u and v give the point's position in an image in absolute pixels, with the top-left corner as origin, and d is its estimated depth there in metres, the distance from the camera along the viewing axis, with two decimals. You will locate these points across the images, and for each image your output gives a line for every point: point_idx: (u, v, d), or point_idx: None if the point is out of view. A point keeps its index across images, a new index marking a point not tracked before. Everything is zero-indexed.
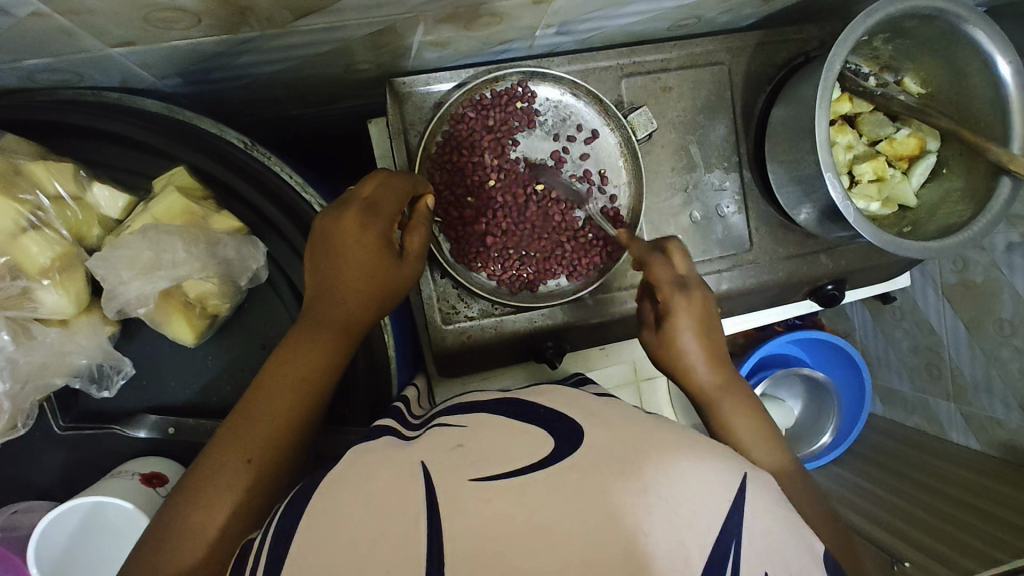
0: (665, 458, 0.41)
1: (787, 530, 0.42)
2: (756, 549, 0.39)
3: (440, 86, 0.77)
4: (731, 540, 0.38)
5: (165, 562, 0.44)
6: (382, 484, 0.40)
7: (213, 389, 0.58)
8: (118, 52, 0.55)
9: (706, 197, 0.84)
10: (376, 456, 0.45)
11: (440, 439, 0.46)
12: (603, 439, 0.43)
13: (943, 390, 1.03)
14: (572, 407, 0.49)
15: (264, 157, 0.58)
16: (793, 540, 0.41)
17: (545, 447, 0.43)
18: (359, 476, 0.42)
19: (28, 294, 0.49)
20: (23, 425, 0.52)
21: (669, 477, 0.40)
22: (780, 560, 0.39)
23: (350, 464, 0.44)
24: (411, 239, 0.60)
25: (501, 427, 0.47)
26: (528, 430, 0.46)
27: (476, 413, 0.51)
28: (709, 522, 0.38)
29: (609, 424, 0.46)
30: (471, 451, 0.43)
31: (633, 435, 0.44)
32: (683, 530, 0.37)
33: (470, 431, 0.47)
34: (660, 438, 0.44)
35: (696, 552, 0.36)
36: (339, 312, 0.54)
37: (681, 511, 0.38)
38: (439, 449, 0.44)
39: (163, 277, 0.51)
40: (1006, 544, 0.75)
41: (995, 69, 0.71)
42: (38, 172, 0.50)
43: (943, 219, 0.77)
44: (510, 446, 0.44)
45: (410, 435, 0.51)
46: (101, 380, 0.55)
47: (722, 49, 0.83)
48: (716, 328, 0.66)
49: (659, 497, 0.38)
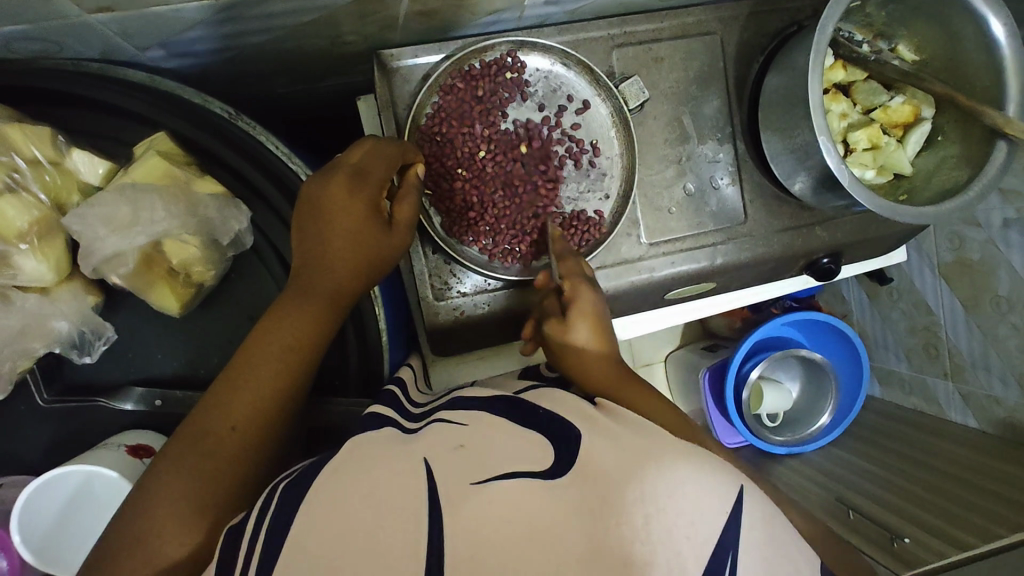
0: (664, 467, 0.40)
1: (789, 536, 0.41)
2: (753, 559, 0.38)
3: (427, 58, 0.75)
4: (727, 552, 0.38)
5: (152, 528, 0.43)
6: (384, 481, 0.42)
7: (200, 361, 0.57)
8: (96, 19, 0.53)
9: (700, 169, 0.83)
10: (376, 450, 0.45)
11: (442, 436, 0.47)
12: (603, 446, 0.42)
13: (940, 368, 1.02)
14: (571, 410, 0.48)
15: (251, 127, 0.56)
16: (797, 550, 0.40)
17: (545, 455, 0.43)
18: (355, 467, 0.43)
19: (6, 260, 0.48)
20: (3, 391, 0.51)
21: (668, 488, 0.39)
22: (780, 570, 0.39)
23: (349, 457, 0.45)
24: (401, 207, 0.59)
25: (502, 425, 0.47)
26: (526, 432, 0.46)
27: (472, 410, 0.51)
28: (706, 534, 0.38)
29: (611, 433, 0.44)
30: (473, 453, 0.44)
31: (635, 439, 0.43)
32: (681, 540, 0.38)
33: (472, 429, 0.47)
34: (661, 438, 0.44)
35: (691, 563, 0.37)
36: (327, 278, 0.53)
37: (679, 524, 0.38)
38: (442, 449, 0.45)
39: (141, 234, 0.51)
40: (1005, 518, 0.74)
41: (989, 31, 0.70)
42: (13, 134, 0.49)
43: (940, 184, 0.77)
44: (511, 448, 0.44)
45: (412, 428, 0.51)
46: (83, 345, 0.53)
47: (714, 18, 0.82)
48: (610, 324, 0.64)
49: (656, 509, 0.39)
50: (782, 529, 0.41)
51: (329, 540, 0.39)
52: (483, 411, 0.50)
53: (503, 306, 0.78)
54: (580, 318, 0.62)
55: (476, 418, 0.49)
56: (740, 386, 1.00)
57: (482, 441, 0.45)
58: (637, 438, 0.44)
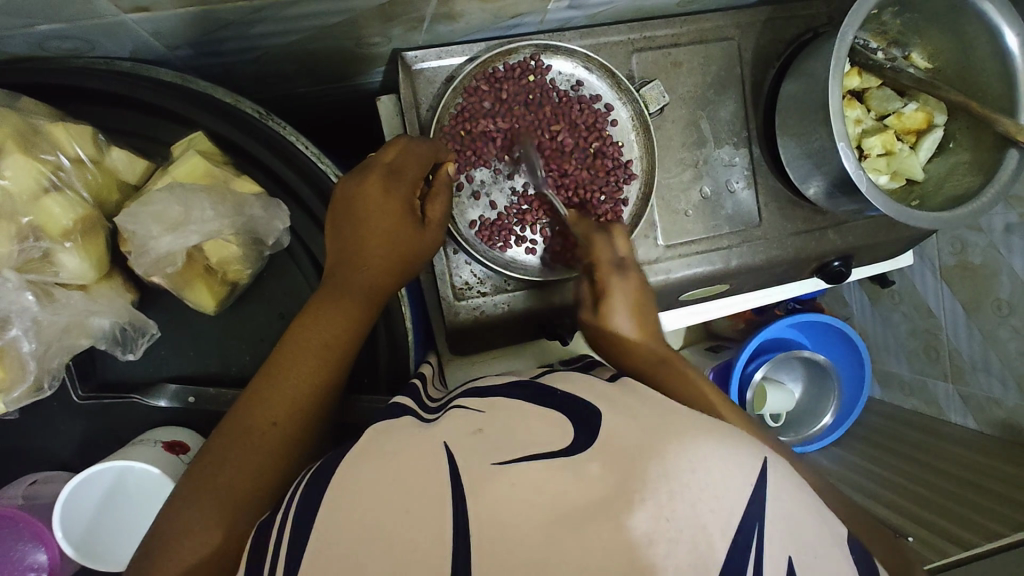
0: (686, 443, 0.41)
1: (811, 511, 0.42)
2: (778, 541, 0.39)
3: (451, 60, 0.77)
4: (755, 525, 0.39)
5: (193, 522, 0.44)
6: (407, 464, 0.41)
7: (231, 358, 0.58)
8: (133, 19, 0.53)
9: (716, 173, 0.84)
10: (400, 435, 0.45)
11: (460, 423, 0.46)
12: (625, 425, 0.43)
13: (942, 370, 1.04)
14: (588, 391, 0.48)
15: (280, 126, 0.57)
16: (818, 523, 0.41)
17: (565, 438, 0.43)
18: (383, 452, 0.43)
19: (49, 256, 0.49)
20: (48, 387, 0.52)
21: (691, 463, 0.40)
22: (805, 542, 0.40)
23: (373, 442, 0.45)
24: (433, 207, 0.60)
25: (521, 408, 0.47)
26: (545, 412, 0.46)
27: (492, 398, 0.50)
28: (733, 507, 0.39)
29: (631, 410, 0.45)
30: (491, 436, 0.43)
31: (656, 418, 0.44)
32: (706, 514, 0.38)
33: (489, 415, 0.47)
34: (674, 420, 0.44)
35: (718, 536, 0.37)
36: (361, 277, 0.54)
37: (704, 498, 0.39)
38: (460, 433, 0.44)
39: (194, 233, 0.51)
40: (1009, 518, 0.76)
41: (1002, 40, 0.72)
42: (57, 133, 0.50)
43: (951, 190, 0.78)
44: (530, 429, 0.44)
45: (429, 417, 0.50)
46: (126, 342, 0.54)
47: (732, 25, 0.84)
48: (649, 301, 0.64)
49: (681, 485, 0.39)
50: (807, 503, 0.42)
51: (352, 522, 0.38)
52: (500, 396, 0.50)
53: (525, 304, 0.79)
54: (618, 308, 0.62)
55: (495, 403, 0.49)
56: (744, 387, 1.00)
57: (501, 427, 0.44)
58: (665, 414, 0.45)
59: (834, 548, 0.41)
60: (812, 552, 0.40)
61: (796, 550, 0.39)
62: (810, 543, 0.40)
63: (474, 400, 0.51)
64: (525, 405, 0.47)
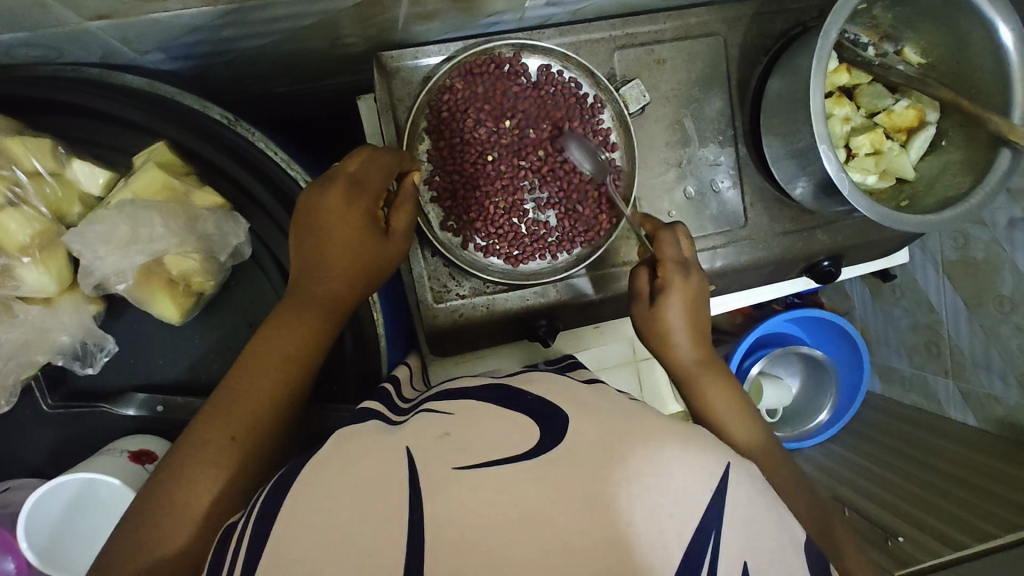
0: (651, 448, 0.41)
1: (771, 516, 0.42)
2: (735, 539, 0.39)
3: (428, 60, 0.76)
4: (711, 530, 0.39)
5: (151, 535, 0.44)
6: (364, 472, 0.40)
7: (202, 366, 0.59)
8: (95, 26, 0.53)
9: (701, 172, 0.83)
10: (361, 442, 0.44)
11: (428, 425, 0.45)
12: (589, 429, 0.42)
13: (942, 367, 1.02)
14: (554, 395, 0.48)
15: (248, 133, 0.57)
16: (774, 528, 0.41)
17: (531, 440, 0.42)
18: (340, 456, 0.43)
19: (9, 272, 0.50)
20: (6, 403, 0.54)
21: (654, 467, 0.40)
22: (761, 548, 0.40)
23: (338, 447, 0.44)
24: (397, 216, 0.60)
25: (489, 411, 0.46)
26: (513, 417, 0.45)
27: (460, 400, 0.49)
28: (689, 513, 0.39)
29: (597, 416, 0.44)
30: (457, 440, 0.42)
31: (619, 421, 0.44)
32: (665, 520, 0.38)
33: (459, 417, 0.46)
34: (638, 425, 0.43)
35: (674, 541, 0.37)
36: (323, 290, 0.54)
37: (664, 503, 0.38)
38: (426, 436, 0.43)
39: (139, 252, 0.52)
40: (998, 518, 0.75)
41: (997, 36, 0.69)
42: (13, 147, 0.52)
43: (942, 191, 0.76)
44: (498, 430, 0.43)
45: (398, 419, 0.50)
46: (85, 357, 0.56)
47: (718, 20, 0.82)
48: (704, 309, 0.66)
49: (637, 486, 0.39)
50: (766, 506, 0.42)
51: (308, 537, 0.38)
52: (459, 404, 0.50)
53: (505, 308, 0.78)
54: (671, 301, 0.64)
55: (467, 406, 0.48)
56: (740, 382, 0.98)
57: (469, 429, 0.44)
58: (620, 415, 0.45)
59: (793, 557, 0.41)
60: (767, 557, 0.40)
61: (752, 557, 0.39)
62: (766, 548, 0.40)
63: (444, 401, 0.50)
64: (499, 411, 0.46)
